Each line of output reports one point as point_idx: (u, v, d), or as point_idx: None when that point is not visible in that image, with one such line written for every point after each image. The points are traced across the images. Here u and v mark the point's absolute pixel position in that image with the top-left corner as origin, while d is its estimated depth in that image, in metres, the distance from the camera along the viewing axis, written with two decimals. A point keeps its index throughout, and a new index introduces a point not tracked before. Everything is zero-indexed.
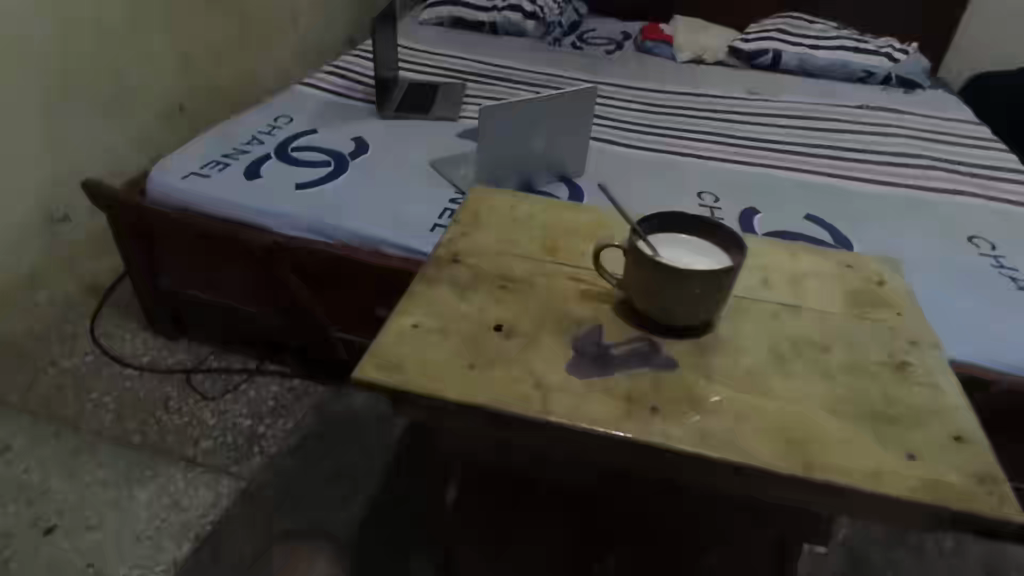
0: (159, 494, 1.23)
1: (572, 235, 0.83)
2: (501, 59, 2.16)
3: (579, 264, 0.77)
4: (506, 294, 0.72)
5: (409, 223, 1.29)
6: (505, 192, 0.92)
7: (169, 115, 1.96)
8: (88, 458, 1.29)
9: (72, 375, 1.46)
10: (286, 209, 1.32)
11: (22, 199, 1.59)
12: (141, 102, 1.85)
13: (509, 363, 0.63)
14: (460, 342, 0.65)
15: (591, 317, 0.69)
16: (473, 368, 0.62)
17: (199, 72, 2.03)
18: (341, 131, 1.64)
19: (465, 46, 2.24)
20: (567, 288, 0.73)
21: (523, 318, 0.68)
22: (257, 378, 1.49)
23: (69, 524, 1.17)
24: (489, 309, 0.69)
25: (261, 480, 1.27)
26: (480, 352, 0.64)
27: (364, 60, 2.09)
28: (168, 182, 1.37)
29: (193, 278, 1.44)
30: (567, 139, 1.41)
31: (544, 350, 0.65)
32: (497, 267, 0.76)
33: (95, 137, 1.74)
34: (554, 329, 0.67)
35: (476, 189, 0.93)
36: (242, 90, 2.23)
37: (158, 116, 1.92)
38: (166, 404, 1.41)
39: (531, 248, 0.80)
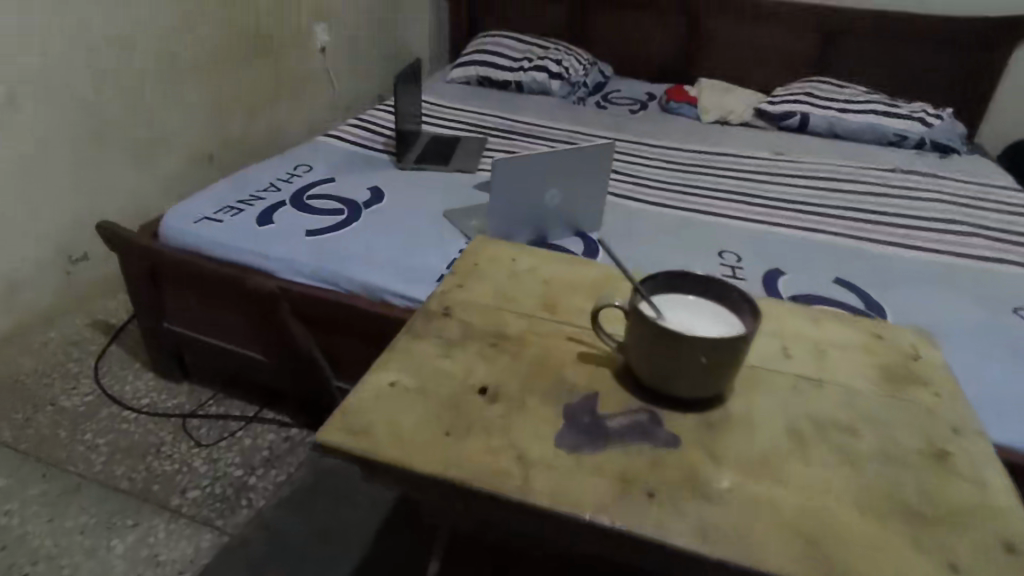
0: (138, 545, 1.16)
1: (573, 291, 0.77)
2: (523, 116, 2.18)
3: (577, 322, 0.72)
4: (496, 352, 0.66)
5: (417, 273, 1.26)
6: (508, 243, 0.88)
7: (197, 161, 2.01)
8: (73, 502, 1.23)
9: (66, 415, 1.43)
10: (293, 255, 1.30)
11: (40, 237, 1.62)
12: (169, 146, 1.90)
13: (490, 430, 0.56)
14: (439, 405, 0.59)
15: (586, 383, 0.63)
16: (448, 435, 0.56)
17: (230, 122, 2.09)
18: (359, 181, 1.65)
19: (491, 104, 2.27)
20: (564, 349, 0.67)
21: (511, 379, 0.63)
22: (254, 426, 1.45)
23: (40, 574, 1.10)
24: (476, 369, 0.64)
25: (245, 534, 1.20)
26: (460, 415, 0.58)
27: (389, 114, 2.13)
28: (180, 226, 1.37)
29: (198, 320, 1.42)
30: (582, 195, 1.38)
31: (530, 418, 0.58)
32: (490, 323, 0.70)
33: (121, 177, 1.78)
34: (544, 394, 0.61)
35: (477, 241, 0.89)
36: (272, 142, 2.29)
37: (188, 160, 1.98)
38: (158, 449, 1.37)
39: (529, 305, 0.74)
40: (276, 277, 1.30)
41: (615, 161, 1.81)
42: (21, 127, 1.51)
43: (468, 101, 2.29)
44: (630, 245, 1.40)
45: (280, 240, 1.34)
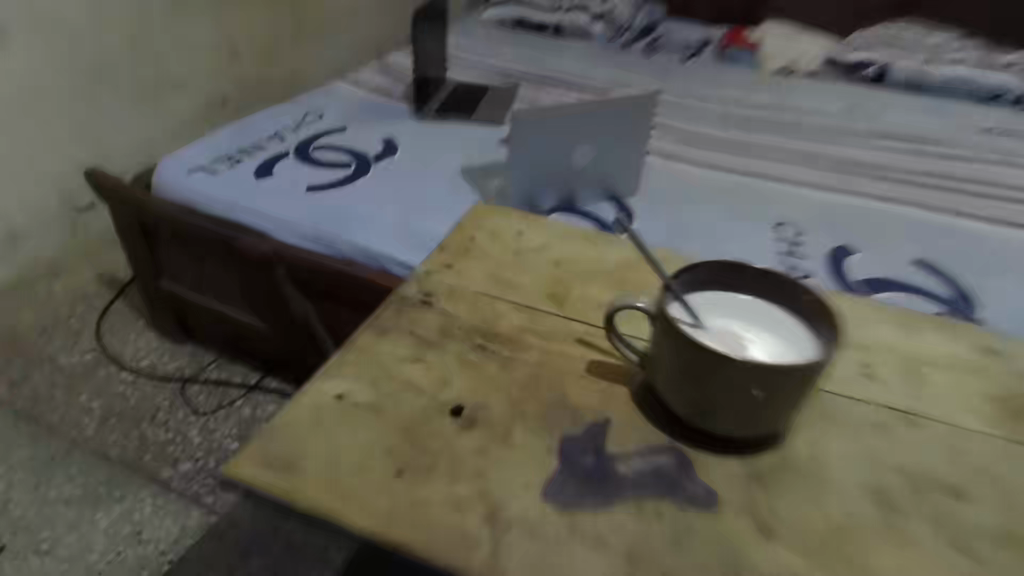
0: (122, 521, 1.10)
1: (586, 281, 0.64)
2: (560, 63, 1.97)
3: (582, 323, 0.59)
4: (476, 362, 0.54)
5: (422, 239, 1.12)
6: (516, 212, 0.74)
7: (211, 107, 1.89)
8: (60, 470, 1.17)
9: (65, 375, 1.37)
10: (290, 215, 1.17)
11: (42, 184, 1.53)
12: (179, 89, 1.77)
13: (451, 475, 0.46)
14: (393, 433, 0.49)
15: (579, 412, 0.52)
16: (401, 474, 0.46)
17: (247, 63, 1.94)
18: (372, 132, 1.51)
19: (525, 49, 2.06)
20: (562, 361, 0.56)
21: (487, 402, 0.51)
22: (254, 396, 1.35)
23: (20, 546, 1.05)
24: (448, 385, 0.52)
25: (235, 515, 1.11)
26: (417, 449, 0.47)
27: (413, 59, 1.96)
28: (173, 177, 1.25)
29: (195, 281, 1.31)
30: (614, 155, 1.20)
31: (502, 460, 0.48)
32: (477, 320, 0.58)
33: (127, 121, 1.68)
34: (524, 425, 0.50)
35: (481, 205, 0.76)
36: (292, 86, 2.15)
37: (202, 107, 1.86)
38: (153, 415, 1.30)
39: (528, 296, 0.61)
40: (272, 238, 1.16)
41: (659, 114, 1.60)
42: (13, 65, 1.41)
43: (500, 46, 2.08)
44: (670, 214, 1.22)
45: (278, 197, 1.21)
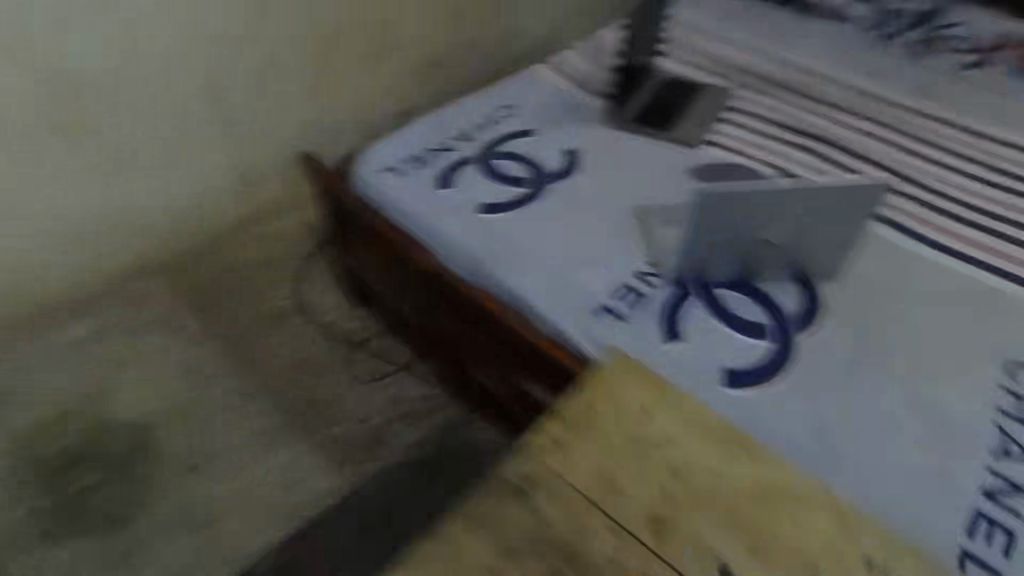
0: (283, 469, 1.32)
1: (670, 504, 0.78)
2: (797, 56, 1.67)
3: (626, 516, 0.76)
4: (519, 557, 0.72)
5: (570, 300, 1.10)
6: (639, 391, 0.87)
7: (431, 65, 1.81)
8: (250, 406, 1.41)
9: (267, 313, 1.59)
10: (457, 239, 1.20)
11: (276, 136, 1.63)
12: (404, 46, 1.72)
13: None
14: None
15: None
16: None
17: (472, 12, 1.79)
18: (557, 139, 1.46)
19: (761, 28, 1.75)
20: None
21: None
22: (405, 376, 1.49)
23: (212, 468, 1.31)
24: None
25: (369, 488, 1.30)
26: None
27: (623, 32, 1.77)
28: (366, 171, 1.32)
29: (370, 266, 1.41)
30: (820, 232, 1.07)
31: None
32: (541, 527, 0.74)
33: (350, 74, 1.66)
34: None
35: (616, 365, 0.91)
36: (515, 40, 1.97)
37: (423, 61, 1.79)
38: (326, 369, 1.50)
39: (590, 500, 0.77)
40: (437, 257, 1.21)
41: (885, 169, 1.38)
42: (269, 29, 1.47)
43: (733, 21, 1.78)
44: (854, 328, 1.07)
45: (450, 216, 1.24)
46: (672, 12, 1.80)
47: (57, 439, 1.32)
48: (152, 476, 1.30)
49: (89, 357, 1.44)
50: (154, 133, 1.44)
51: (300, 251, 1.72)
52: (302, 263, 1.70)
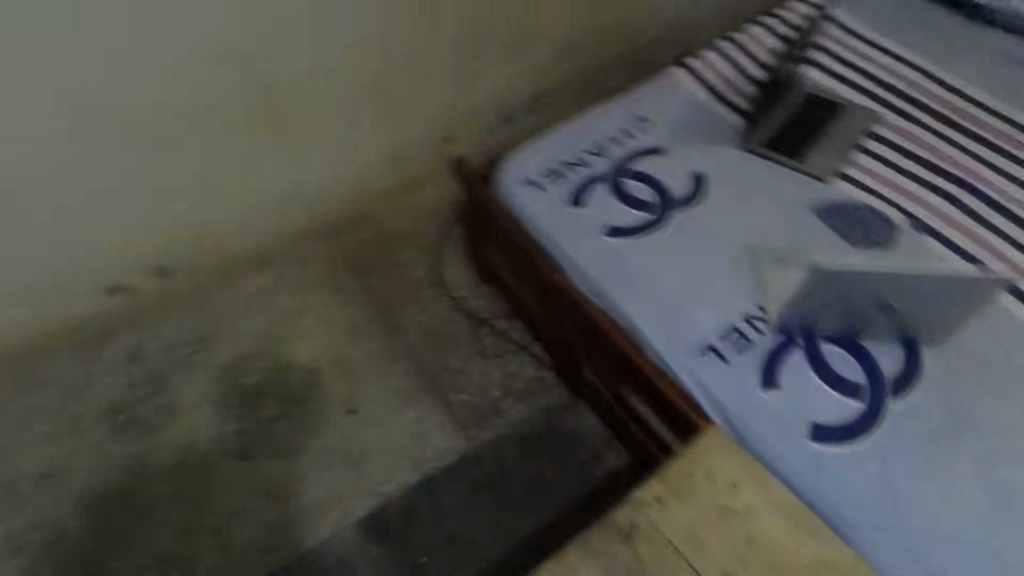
0: (418, 424, 1.57)
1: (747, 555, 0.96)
2: (960, 79, 1.58)
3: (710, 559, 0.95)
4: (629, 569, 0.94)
5: (683, 337, 1.24)
6: (739, 464, 1.01)
7: (569, 52, 1.89)
8: (393, 363, 1.65)
9: (406, 286, 1.76)
10: (586, 261, 1.35)
11: (428, 119, 1.78)
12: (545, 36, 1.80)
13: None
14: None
15: None
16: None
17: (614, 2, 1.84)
18: (689, 158, 1.47)
19: (924, 42, 1.63)
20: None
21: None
22: (522, 355, 1.68)
23: (362, 414, 1.58)
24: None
25: (485, 453, 1.54)
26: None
27: (773, 34, 1.66)
28: (510, 182, 1.46)
29: (504, 260, 1.55)
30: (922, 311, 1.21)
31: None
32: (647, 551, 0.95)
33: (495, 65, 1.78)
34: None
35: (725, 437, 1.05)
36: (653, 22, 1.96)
37: (561, 49, 1.87)
38: (455, 343, 1.69)
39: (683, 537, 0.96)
40: (565, 272, 1.37)
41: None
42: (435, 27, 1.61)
43: (888, 25, 1.67)
44: (945, 399, 1.16)
45: (582, 237, 1.38)
46: (831, 15, 1.68)
47: (241, 378, 1.60)
48: (312, 417, 1.57)
49: (264, 307, 1.70)
50: (330, 117, 1.61)
51: (438, 223, 1.84)
52: (440, 238, 1.83)
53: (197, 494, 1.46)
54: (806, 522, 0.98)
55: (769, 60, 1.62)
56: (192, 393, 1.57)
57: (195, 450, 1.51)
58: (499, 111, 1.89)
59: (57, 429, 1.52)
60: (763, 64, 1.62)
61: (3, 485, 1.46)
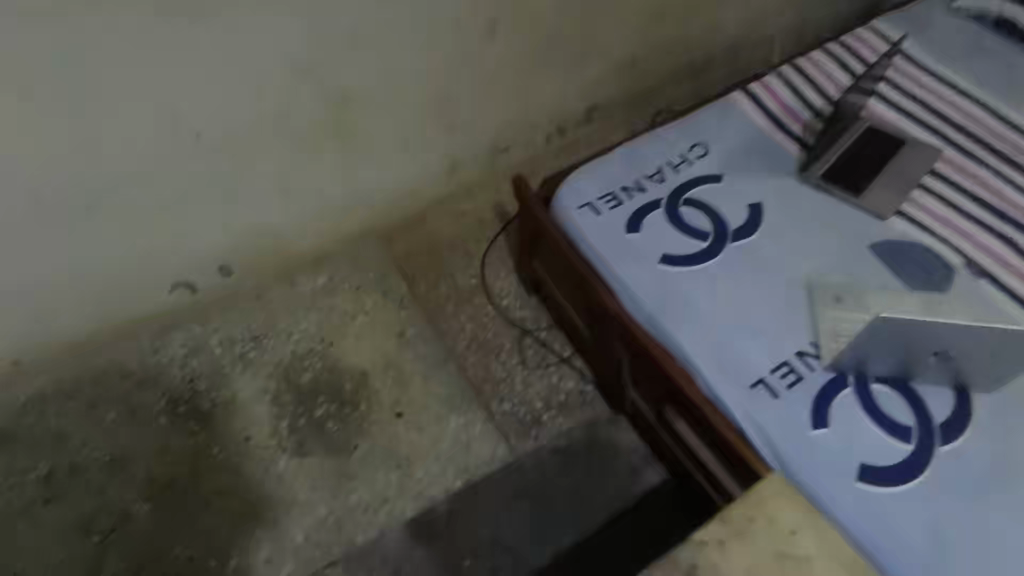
0: (463, 431, 1.62)
1: None
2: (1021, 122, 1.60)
3: None
4: None
5: (735, 371, 1.28)
6: (797, 512, 1.02)
7: (625, 67, 1.90)
8: (441, 369, 1.70)
9: (454, 292, 1.80)
10: (639, 289, 1.38)
11: (484, 129, 1.81)
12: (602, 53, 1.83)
13: None
14: None
15: None
16: None
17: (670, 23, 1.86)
18: (746, 188, 1.50)
19: (990, 81, 1.65)
20: None
21: None
22: (564, 368, 1.71)
23: (409, 418, 1.63)
24: None
25: (526, 464, 1.58)
26: None
27: (841, 63, 1.66)
28: (567, 204, 1.48)
29: (555, 277, 1.59)
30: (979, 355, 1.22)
31: None
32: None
33: (552, 79, 1.81)
34: None
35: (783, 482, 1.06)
36: (708, 40, 1.97)
37: (617, 65, 1.88)
38: (499, 352, 1.73)
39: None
40: (619, 297, 1.39)
41: None
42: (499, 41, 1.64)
43: (952, 58, 1.68)
44: (990, 448, 1.21)
45: (637, 263, 1.41)
46: (902, 46, 1.69)
47: (296, 376, 1.67)
48: (362, 418, 1.63)
49: (317, 307, 1.76)
50: (392, 125, 1.65)
51: (487, 230, 1.88)
52: (488, 246, 1.86)
53: (254, 488, 1.54)
54: (862, 573, 0.99)
55: (836, 89, 1.63)
56: (249, 389, 1.64)
57: (253, 445, 1.58)
58: (553, 124, 1.91)
59: (123, 416, 1.60)
60: (829, 94, 1.62)
61: (74, 466, 1.54)
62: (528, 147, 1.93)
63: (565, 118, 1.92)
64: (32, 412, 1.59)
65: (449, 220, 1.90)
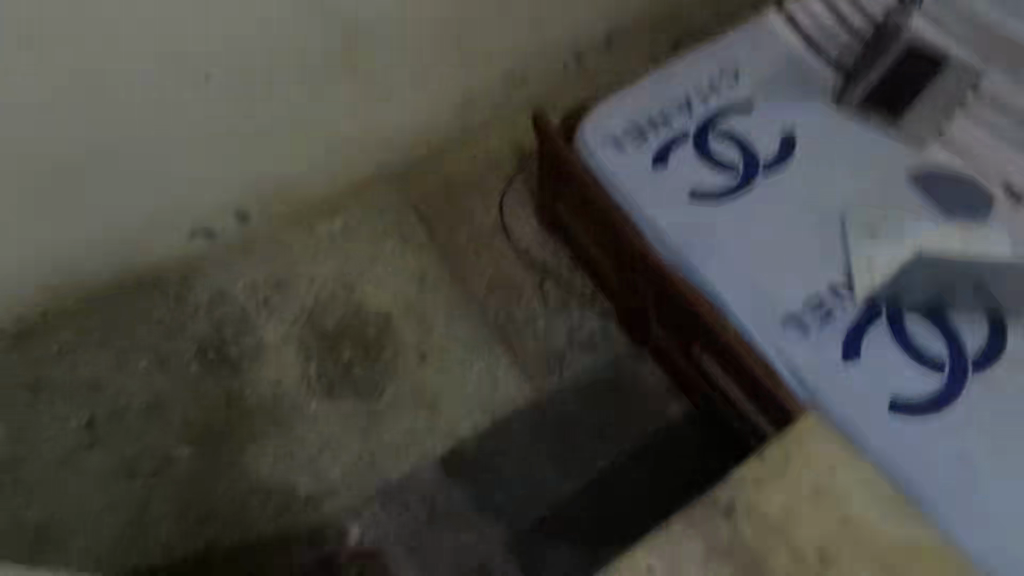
0: (487, 371, 1.64)
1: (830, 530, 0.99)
2: None
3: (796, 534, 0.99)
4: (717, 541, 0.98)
5: (765, 307, 1.27)
6: (829, 449, 1.04)
7: None
8: (463, 311, 1.70)
9: (473, 233, 1.77)
10: (667, 227, 1.34)
11: (498, 60, 1.72)
12: None
13: None
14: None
15: None
16: None
17: None
18: (778, 117, 1.43)
19: None
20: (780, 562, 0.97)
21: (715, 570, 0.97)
22: (587, 307, 1.69)
23: (434, 360, 1.65)
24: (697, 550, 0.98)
25: (552, 403, 1.60)
26: None
27: None
28: (590, 139, 1.42)
29: (578, 216, 1.55)
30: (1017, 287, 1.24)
31: None
32: (739, 525, 0.99)
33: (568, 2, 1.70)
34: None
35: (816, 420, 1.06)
36: None
37: None
38: (520, 292, 1.71)
39: (773, 513, 1.00)
40: (645, 236, 1.36)
41: None
42: None
43: None
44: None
45: (665, 200, 1.37)
46: None
47: (320, 320, 1.68)
48: (387, 360, 1.64)
49: (336, 252, 1.74)
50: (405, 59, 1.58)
51: (504, 167, 1.83)
52: (506, 184, 1.82)
53: (288, 430, 1.58)
54: (893, 505, 1.01)
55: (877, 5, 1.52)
56: (276, 334, 1.66)
57: (283, 389, 1.61)
58: (569, 52, 1.82)
59: (155, 364, 1.63)
60: (869, 11, 1.52)
61: (112, 413, 1.59)
62: (544, 78, 1.84)
63: (582, 45, 1.83)
64: (66, 361, 1.62)
65: (464, 158, 1.85)
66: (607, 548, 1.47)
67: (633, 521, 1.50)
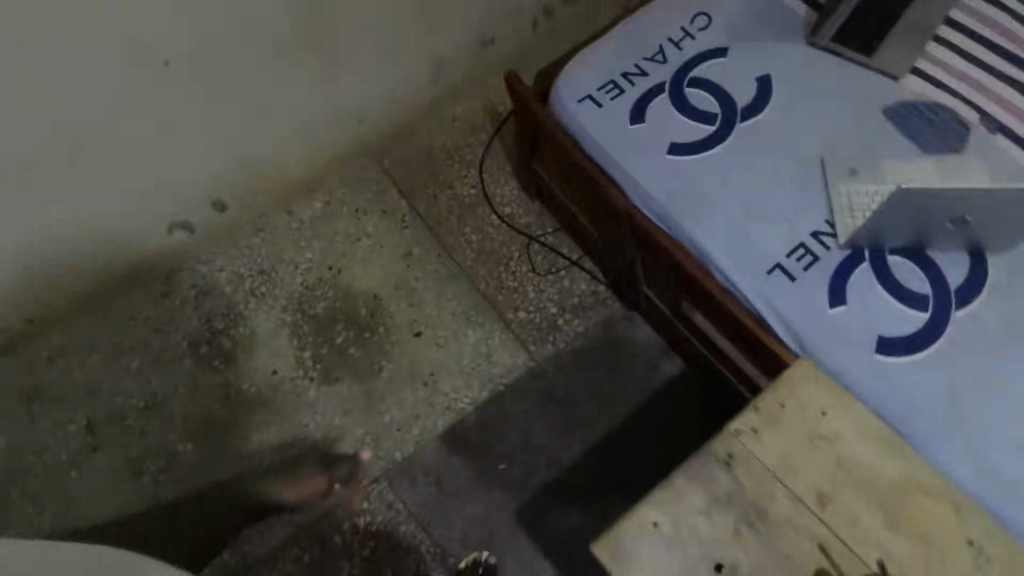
0: (482, 342, 1.65)
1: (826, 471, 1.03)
2: None
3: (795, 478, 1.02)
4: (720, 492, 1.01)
5: (752, 258, 1.27)
6: (822, 394, 1.07)
7: None
8: (452, 284, 1.69)
9: (455, 205, 1.76)
10: (649, 184, 1.34)
11: (466, 25, 1.67)
12: None
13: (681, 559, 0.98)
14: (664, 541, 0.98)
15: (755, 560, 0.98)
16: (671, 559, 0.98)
17: None
18: (753, 62, 1.41)
19: None
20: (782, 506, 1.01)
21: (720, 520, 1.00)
22: (575, 269, 1.69)
23: (428, 336, 1.65)
24: (702, 502, 1.00)
25: (548, 368, 1.62)
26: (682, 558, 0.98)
27: None
28: (566, 100, 1.40)
29: (559, 180, 1.54)
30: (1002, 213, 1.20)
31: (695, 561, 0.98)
32: (739, 475, 1.02)
33: None
34: (722, 542, 0.99)
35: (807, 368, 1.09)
36: None
37: None
38: (508, 260, 1.71)
39: (772, 461, 1.03)
40: (628, 195, 1.36)
41: None
42: None
43: None
44: (1004, 305, 1.23)
45: (645, 157, 1.35)
46: None
47: (311, 306, 1.67)
48: (382, 340, 1.65)
49: (319, 235, 1.73)
50: (372, 32, 1.52)
51: (480, 135, 1.81)
52: (484, 152, 1.79)
53: (289, 417, 1.59)
54: (885, 441, 1.05)
55: None
56: (267, 323, 1.65)
57: (280, 378, 1.62)
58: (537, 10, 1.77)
59: (148, 364, 1.62)
60: None
61: (111, 416, 1.58)
62: (513, 39, 1.80)
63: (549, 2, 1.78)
64: (59, 368, 1.61)
65: (439, 129, 1.81)
66: (613, 504, 1.52)
67: (636, 475, 1.54)
